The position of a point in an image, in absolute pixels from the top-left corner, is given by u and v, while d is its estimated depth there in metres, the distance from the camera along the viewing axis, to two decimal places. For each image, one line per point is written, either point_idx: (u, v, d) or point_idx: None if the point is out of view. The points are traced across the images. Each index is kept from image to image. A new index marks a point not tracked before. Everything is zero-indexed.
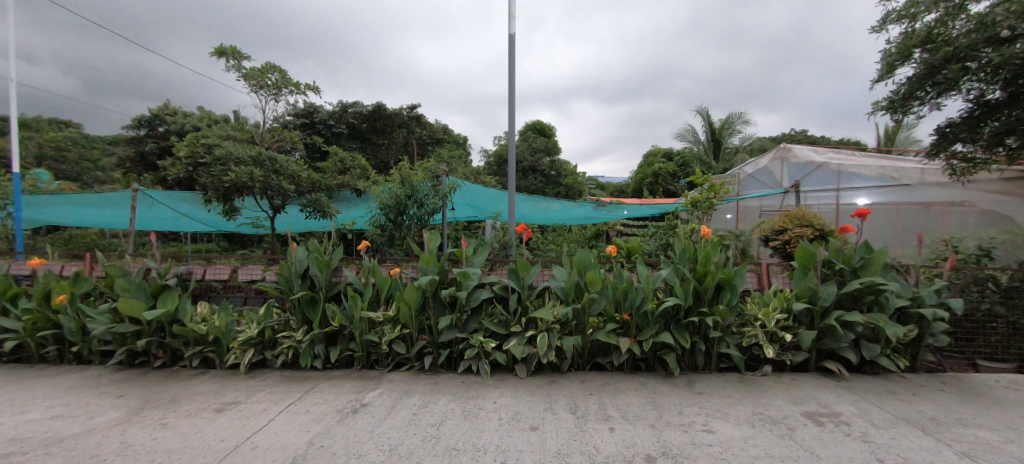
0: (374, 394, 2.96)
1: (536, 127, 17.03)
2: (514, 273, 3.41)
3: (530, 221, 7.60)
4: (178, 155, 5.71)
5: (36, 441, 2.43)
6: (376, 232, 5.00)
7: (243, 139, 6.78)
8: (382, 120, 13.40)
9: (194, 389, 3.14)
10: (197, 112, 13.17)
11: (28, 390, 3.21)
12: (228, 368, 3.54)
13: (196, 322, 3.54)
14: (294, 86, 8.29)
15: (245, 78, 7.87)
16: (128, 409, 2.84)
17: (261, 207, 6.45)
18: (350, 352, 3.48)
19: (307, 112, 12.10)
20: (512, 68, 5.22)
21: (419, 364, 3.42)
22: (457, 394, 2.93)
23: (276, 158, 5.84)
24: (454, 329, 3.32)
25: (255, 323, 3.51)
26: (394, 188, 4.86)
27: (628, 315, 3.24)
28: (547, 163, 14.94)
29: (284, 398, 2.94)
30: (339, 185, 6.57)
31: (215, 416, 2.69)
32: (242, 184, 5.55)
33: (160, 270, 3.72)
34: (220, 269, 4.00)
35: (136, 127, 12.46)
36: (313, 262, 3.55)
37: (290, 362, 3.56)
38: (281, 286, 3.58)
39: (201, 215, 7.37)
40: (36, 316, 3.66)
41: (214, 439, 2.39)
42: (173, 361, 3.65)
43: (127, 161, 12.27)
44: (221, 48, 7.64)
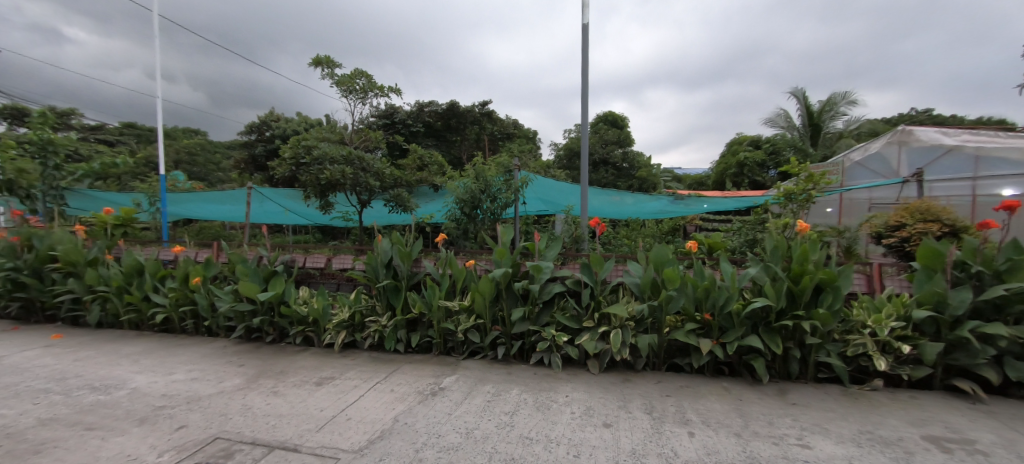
0: (451, 379, 3.11)
1: (607, 118, 16.55)
2: (588, 267, 3.36)
3: (602, 215, 7.41)
4: (283, 156, 6.45)
5: (182, 398, 2.92)
6: (452, 225, 5.22)
7: (335, 140, 7.44)
8: (456, 117, 13.91)
9: (298, 364, 3.54)
10: (296, 117, 14.71)
11: (174, 355, 3.86)
12: (324, 347, 3.94)
13: (299, 304, 3.99)
14: (379, 89, 8.91)
15: (337, 84, 8.61)
16: (248, 377, 3.29)
17: (351, 202, 7.06)
18: (429, 338, 3.69)
19: (388, 113, 12.93)
20: (586, 59, 5.11)
21: (492, 354, 3.52)
22: (529, 385, 2.98)
23: (363, 157, 6.33)
24: (527, 322, 3.37)
25: (347, 307, 3.86)
26: (469, 184, 5.03)
27: (710, 315, 3.04)
28: (619, 155, 14.47)
29: (372, 377, 3.21)
30: (417, 181, 6.98)
31: (316, 388, 3.02)
32: (335, 181, 6.11)
33: (270, 257, 4.24)
34: (318, 259, 4.45)
35: (249, 132, 14.28)
36: (396, 253, 3.81)
37: (377, 345, 3.87)
38: (368, 275, 3.88)
39: (301, 210, 8.25)
40: (179, 293, 4.37)
41: (316, 408, 2.69)
42: (281, 338, 4.15)
43: (242, 163, 14.09)
44: (317, 58, 8.43)
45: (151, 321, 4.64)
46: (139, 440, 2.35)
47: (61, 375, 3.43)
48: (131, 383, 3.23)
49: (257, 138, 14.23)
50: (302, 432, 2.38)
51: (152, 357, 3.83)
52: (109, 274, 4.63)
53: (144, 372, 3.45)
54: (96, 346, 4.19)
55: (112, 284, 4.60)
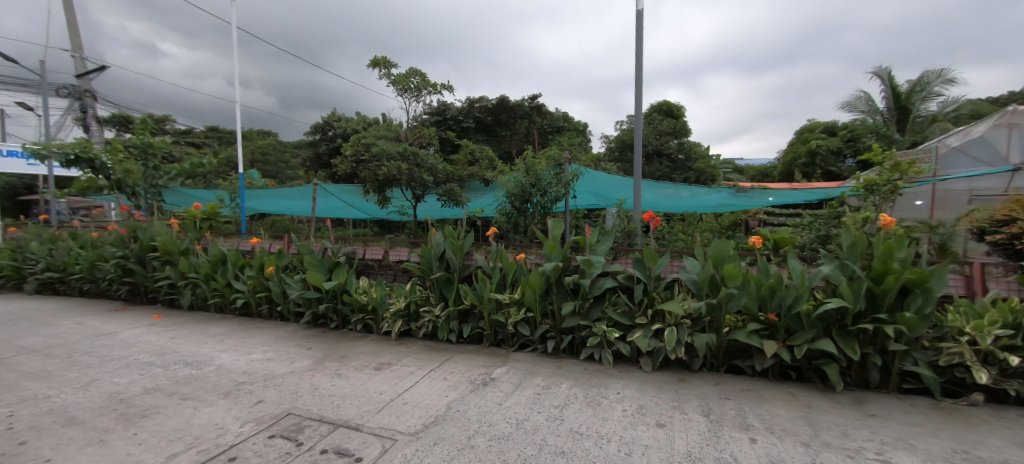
0: (501, 370, 3.17)
1: (662, 107, 15.87)
2: (641, 262, 3.27)
3: (656, 209, 7.15)
4: (345, 154, 6.83)
5: (259, 375, 3.21)
6: (502, 219, 5.27)
7: (391, 137, 7.76)
8: (505, 112, 13.97)
9: (359, 349, 3.77)
10: (356, 117, 15.50)
11: (252, 337, 4.24)
12: (383, 335, 4.15)
13: (359, 293, 4.23)
14: (432, 86, 9.16)
15: (393, 83, 8.95)
16: (315, 359, 3.55)
17: (406, 197, 7.34)
18: (480, 330, 3.77)
19: (440, 110, 13.26)
20: (640, 46, 4.93)
21: (542, 347, 3.53)
22: (580, 380, 2.96)
23: (418, 153, 6.55)
24: (577, 316, 3.34)
25: (403, 296, 4.04)
26: (519, 177, 5.04)
27: (775, 316, 2.85)
28: (674, 146, 13.86)
29: (427, 364, 3.34)
30: (469, 176, 7.11)
31: (375, 373, 3.19)
32: (392, 177, 6.38)
33: (334, 249, 4.52)
34: (376, 250, 4.68)
35: (314, 132, 15.25)
36: (449, 246, 3.92)
37: (430, 334, 4.01)
38: (423, 266, 4.03)
39: (361, 204, 8.70)
40: (255, 281, 4.78)
41: (376, 392, 2.85)
42: (343, 324, 4.43)
43: (308, 161, 15.11)
44: (375, 59, 8.82)
45: (232, 306, 5.13)
46: (224, 412, 2.62)
47: (161, 350, 3.89)
48: (216, 360, 3.60)
49: (321, 137, 15.17)
50: (363, 413, 2.54)
51: (234, 337, 4.24)
52: (198, 262, 5.16)
53: (228, 351, 3.83)
54: (189, 326, 4.71)
55: (201, 271, 5.12)
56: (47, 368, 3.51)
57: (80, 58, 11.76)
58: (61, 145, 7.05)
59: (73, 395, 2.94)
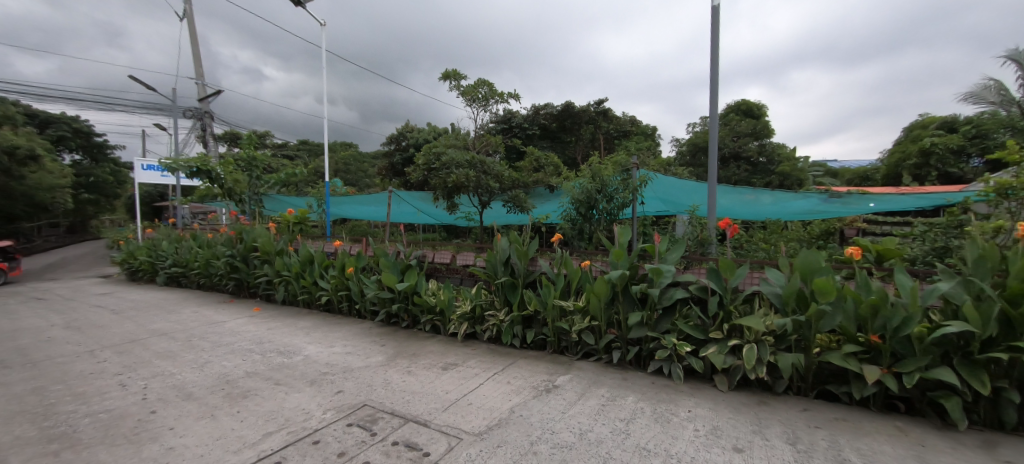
0: (564, 378, 3.13)
1: (740, 107, 14.81)
2: (716, 273, 3.07)
3: (733, 216, 6.68)
4: (417, 162, 7.22)
5: (339, 367, 3.48)
6: (567, 225, 5.23)
7: (460, 145, 8.07)
8: (570, 118, 13.89)
9: (428, 349, 3.94)
10: (427, 127, 16.35)
11: (334, 332, 4.61)
12: (449, 336, 4.30)
13: (428, 295, 4.43)
14: (499, 96, 9.40)
15: (463, 94, 9.31)
16: (388, 355, 3.78)
17: (473, 204, 7.59)
18: (543, 336, 3.76)
19: (506, 118, 13.54)
20: (715, 43, 4.66)
21: (607, 357, 3.44)
22: (647, 394, 2.84)
23: (485, 161, 6.75)
24: (644, 327, 3.21)
25: (469, 300, 4.15)
26: (585, 183, 4.98)
27: (878, 338, 2.51)
28: (754, 148, 12.85)
29: (491, 367, 3.40)
30: (534, 183, 7.17)
31: (442, 372, 3.32)
32: (460, 184, 6.61)
33: (407, 253, 4.80)
34: (444, 255, 4.88)
35: (389, 143, 16.31)
36: (514, 252, 3.97)
37: (494, 337, 4.08)
38: (488, 271, 4.12)
39: (431, 210, 9.13)
40: (338, 280, 5.21)
41: (443, 390, 2.96)
42: (413, 324, 4.66)
43: (384, 170, 16.20)
44: (446, 72, 9.27)
45: (317, 302, 5.61)
46: (310, 398, 2.87)
47: (259, 339, 4.37)
48: (304, 350, 3.97)
49: (395, 148, 16.15)
50: (431, 410, 2.64)
51: (318, 331, 4.63)
52: (291, 262, 5.74)
53: (313, 343, 4.19)
54: (281, 319, 5.24)
55: (292, 270, 5.68)
56: (172, 349, 4.10)
57: (202, 85, 13.68)
58: (187, 160, 8.25)
59: (190, 374, 3.41)
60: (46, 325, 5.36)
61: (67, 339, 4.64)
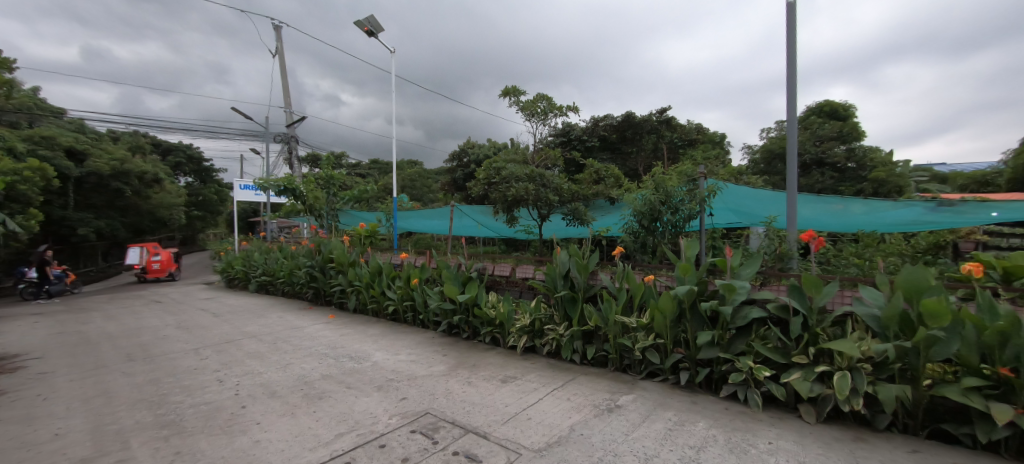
0: (627, 398, 3.00)
1: (823, 109, 13.55)
2: (798, 290, 2.80)
3: (818, 228, 6.10)
4: (478, 177, 7.42)
5: (404, 375, 3.62)
6: (629, 238, 5.07)
7: (519, 160, 8.19)
8: (631, 128, 13.57)
9: (488, 360, 3.98)
10: (487, 143, 16.80)
11: (399, 340, 4.82)
12: (508, 349, 4.31)
13: (488, 307, 4.48)
14: (558, 109, 9.45)
15: (522, 109, 9.46)
16: (449, 365, 3.87)
17: (533, 217, 7.63)
18: (605, 352, 3.63)
19: (565, 131, 13.58)
20: (792, 41, 4.33)
21: (674, 379, 3.24)
22: (719, 420, 2.63)
23: (544, 174, 6.77)
24: (716, 348, 2.99)
25: (528, 313, 4.14)
26: (647, 195, 4.81)
27: (1010, 371, 2.12)
28: (841, 153, 11.66)
29: (551, 382, 3.35)
30: (594, 195, 7.06)
31: (502, 385, 3.32)
32: (520, 197, 6.67)
33: (468, 265, 4.91)
34: (504, 267, 4.92)
35: (452, 160, 16.97)
36: (574, 265, 3.90)
37: (554, 352, 4.03)
38: (548, 284, 4.08)
39: (491, 224, 9.31)
40: (404, 291, 5.46)
41: (502, 403, 2.96)
42: (474, 336, 4.74)
43: (447, 186, 16.85)
44: (506, 89, 9.52)
45: (384, 311, 5.91)
46: (377, 403, 3.01)
47: (333, 344, 4.69)
48: (372, 357, 4.18)
49: (458, 164, 16.75)
50: (490, 422, 2.65)
51: (385, 339, 4.87)
52: (362, 272, 6.12)
53: (381, 350, 4.41)
54: (353, 326, 5.58)
55: (363, 280, 6.05)
56: (260, 350, 4.52)
57: (289, 112, 15.21)
58: (276, 180, 9.18)
59: (275, 374, 3.73)
60: (163, 325, 6.18)
61: (177, 337, 5.31)
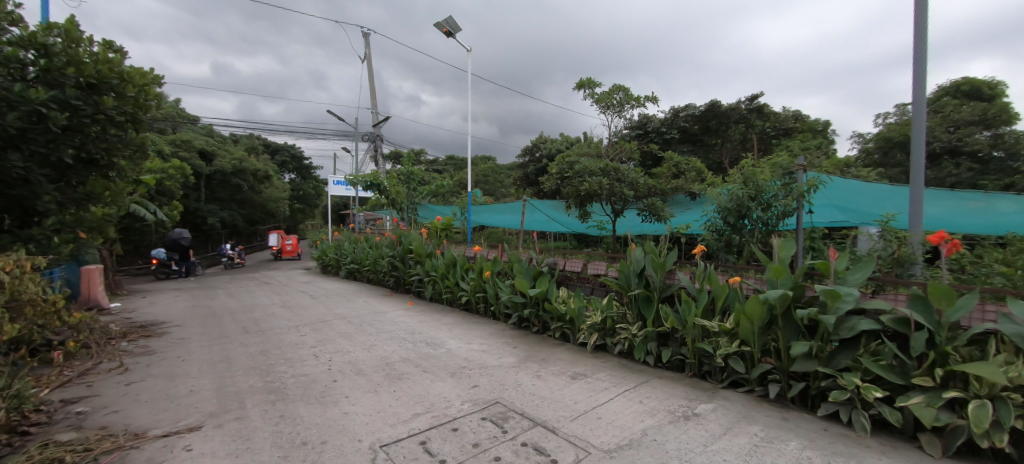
0: (707, 407, 2.81)
1: (960, 88, 11.43)
2: (922, 301, 2.40)
3: (950, 229, 5.19)
4: (551, 172, 7.35)
5: (476, 363, 3.75)
6: (712, 236, 4.75)
7: (593, 154, 8.00)
8: (716, 118, 12.62)
9: (557, 356, 3.96)
10: (560, 137, 16.68)
11: (472, 330, 4.99)
12: (579, 345, 4.26)
13: (559, 302, 4.46)
14: (636, 100, 9.08)
15: (597, 101, 9.22)
16: (519, 357, 3.92)
17: (606, 212, 7.44)
18: (682, 356, 3.43)
19: (642, 123, 13.06)
20: (921, 9, 3.70)
21: (761, 391, 2.97)
22: (816, 441, 2.36)
23: (619, 168, 6.56)
24: (814, 361, 2.68)
25: (600, 311, 4.05)
26: (734, 190, 4.43)
27: None
28: (984, 140, 9.77)
29: (622, 383, 3.25)
30: (673, 189, 6.70)
31: (572, 381, 3.29)
32: (593, 192, 6.51)
33: (539, 260, 4.92)
34: (576, 263, 4.85)
35: (525, 155, 17.12)
36: (649, 263, 3.72)
37: (626, 352, 3.90)
38: (621, 282, 3.94)
39: (563, 218, 9.24)
40: (477, 282, 5.63)
41: (571, 400, 2.93)
42: (543, 330, 4.75)
43: (520, 181, 17.06)
44: (581, 81, 9.37)
45: (457, 301, 6.16)
46: (451, 388, 3.15)
47: (411, 330, 4.99)
48: (447, 344, 4.38)
49: (530, 159, 16.82)
50: (559, 417, 2.65)
51: (459, 328, 5.07)
52: (438, 264, 6.42)
53: (454, 338, 4.59)
54: (430, 314, 5.90)
55: (439, 271, 6.35)
56: (348, 331, 4.96)
57: (375, 113, 16.37)
58: (364, 175, 9.96)
59: (360, 353, 4.06)
60: (271, 304, 7.05)
61: (282, 315, 6.01)
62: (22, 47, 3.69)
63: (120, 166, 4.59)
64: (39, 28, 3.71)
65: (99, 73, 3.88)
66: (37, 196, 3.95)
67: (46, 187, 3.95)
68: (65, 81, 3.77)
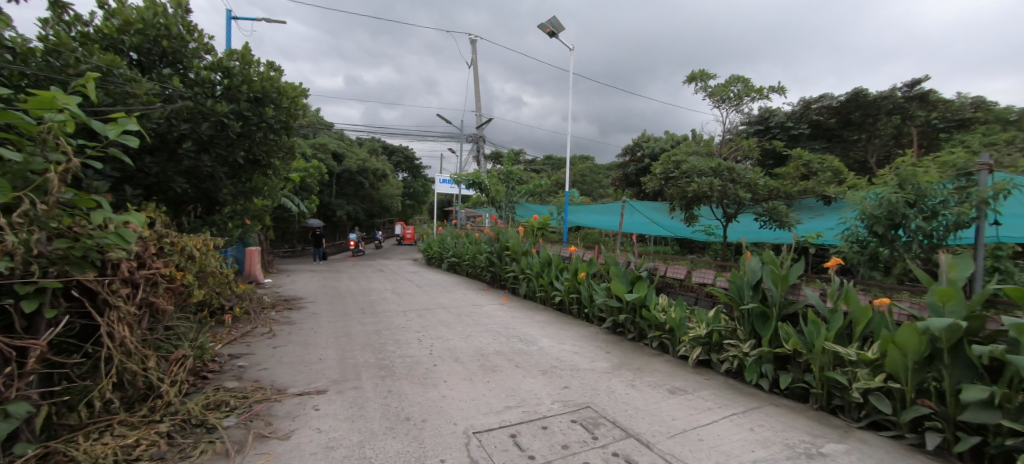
0: (836, 447, 2.41)
1: None
2: None
3: None
4: (654, 172, 6.94)
5: (568, 364, 3.72)
6: (852, 248, 4.17)
7: (703, 153, 7.39)
8: (861, 109, 10.76)
9: (654, 366, 3.74)
10: (664, 136, 15.75)
11: (564, 330, 4.98)
12: (678, 358, 3.97)
13: (658, 310, 4.21)
14: (757, 92, 8.17)
15: (711, 95, 8.49)
16: (613, 363, 3.79)
17: (716, 216, 6.85)
18: (805, 385, 2.99)
19: (762, 119, 11.83)
20: None
21: (913, 438, 2.45)
22: None
23: (734, 168, 5.97)
24: (994, 411, 2.12)
25: (705, 323, 3.72)
26: (886, 194, 3.73)
27: None
28: None
29: (729, 405, 2.95)
30: (801, 192, 5.89)
31: (669, 395, 3.08)
32: (703, 194, 6.00)
33: (637, 264, 4.67)
34: (678, 270, 4.53)
35: (625, 154, 16.53)
36: (768, 275, 3.30)
37: (735, 372, 3.52)
38: (732, 294, 3.57)
39: (665, 222, 8.72)
40: (571, 283, 5.59)
41: (669, 415, 2.74)
42: (639, 338, 4.53)
43: (619, 181, 16.51)
44: (692, 74, 8.72)
45: (550, 300, 6.18)
46: (542, 386, 3.17)
47: (505, 325, 5.13)
48: (539, 342, 4.43)
49: (631, 158, 16.15)
50: (655, 432, 2.50)
51: (551, 327, 5.09)
52: (534, 262, 6.51)
53: (547, 337, 4.62)
54: (523, 311, 6.01)
55: (534, 269, 6.45)
56: (448, 320, 5.29)
57: (478, 115, 17.18)
58: (468, 174, 10.52)
59: (459, 342, 4.30)
60: (383, 289, 7.84)
61: (392, 300, 6.64)
62: (213, 70, 4.61)
63: (275, 165, 5.49)
64: (224, 54, 4.61)
65: (263, 88, 4.69)
66: (218, 190, 4.91)
67: (225, 182, 4.90)
68: (240, 96, 4.63)
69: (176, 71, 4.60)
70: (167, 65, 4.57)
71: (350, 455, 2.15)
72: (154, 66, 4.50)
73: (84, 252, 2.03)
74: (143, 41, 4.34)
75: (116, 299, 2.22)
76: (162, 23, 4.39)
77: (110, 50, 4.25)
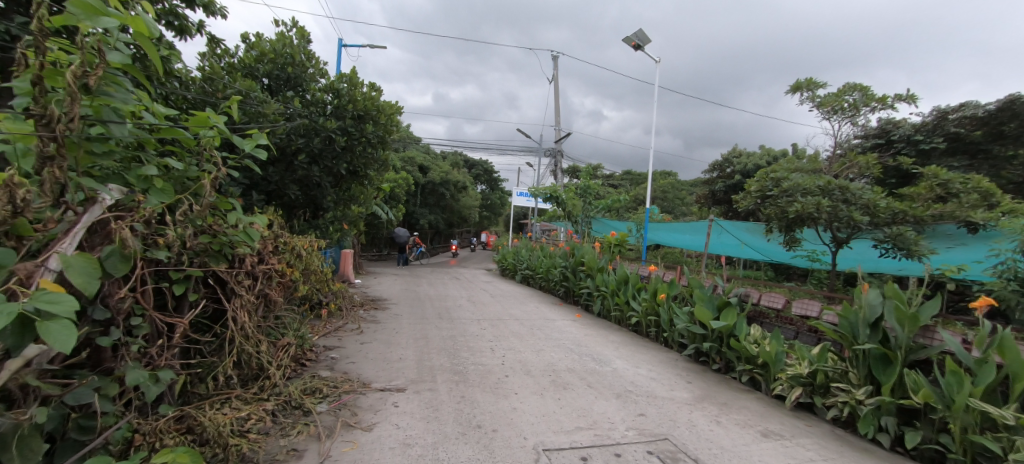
0: None
1: None
2: None
3: None
4: (748, 189, 6.36)
5: (644, 390, 3.52)
6: (1011, 286, 3.43)
7: (809, 169, 6.64)
8: (1019, 119, 8.97)
9: (743, 403, 3.39)
10: (759, 151, 14.48)
11: (641, 354, 4.73)
12: (772, 397, 3.56)
13: (749, 342, 3.82)
14: (879, 101, 7.19)
15: (820, 105, 7.62)
16: (694, 395, 3.51)
17: (823, 240, 6.09)
18: (940, 447, 2.50)
19: (883, 131, 10.38)
20: None
21: None
22: None
23: (847, 187, 5.28)
24: None
25: (807, 361, 3.29)
26: None
27: None
28: None
29: (837, 458, 2.57)
30: (935, 217, 5.03)
31: (761, 438, 2.77)
32: (807, 215, 5.37)
33: (726, 288, 4.29)
34: (776, 299, 4.07)
35: (713, 170, 15.46)
36: (890, 312, 2.84)
37: (844, 420, 3.07)
38: (842, 330, 3.11)
39: (759, 244, 7.94)
40: (649, 304, 5.31)
41: (760, 461, 2.46)
42: (726, 370, 4.14)
43: (705, 199, 15.46)
44: (798, 83, 7.94)
45: (626, 320, 5.94)
46: (615, 410, 3.03)
47: (578, 342, 5.01)
48: (613, 363, 4.26)
49: (720, 175, 15.07)
50: None
51: (626, 349, 4.86)
52: (610, 279, 6.31)
53: (621, 359, 4.42)
54: (597, 329, 5.84)
55: (610, 286, 6.24)
56: (521, 332, 5.31)
57: (557, 130, 17.25)
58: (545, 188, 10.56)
59: (531, 355, 4.29)
60: (460, 296, 8.12)
61: (467, 308, 6.85)
62: (326, 91, 5.21)
63: (371, 176, 6.00)
64: (336, 78, 5.18)
65: (365, 107, 5.19)
66: (323, 197, 5.49)
67: (329, 191, 5.47)
68: (346, 114, 5.16)
69: (297, 93, 5.26)
70: (290, 88, 5.25)
71: (424, 455, 2.24)
72: (280, 89, 5.21)
73: (220, 247, 2.39)
74: (273, 68, 5.06)
75: (240, 288, 2.58)
76: (288, 53, 5.09)
77: (248, 76, 5.00)
